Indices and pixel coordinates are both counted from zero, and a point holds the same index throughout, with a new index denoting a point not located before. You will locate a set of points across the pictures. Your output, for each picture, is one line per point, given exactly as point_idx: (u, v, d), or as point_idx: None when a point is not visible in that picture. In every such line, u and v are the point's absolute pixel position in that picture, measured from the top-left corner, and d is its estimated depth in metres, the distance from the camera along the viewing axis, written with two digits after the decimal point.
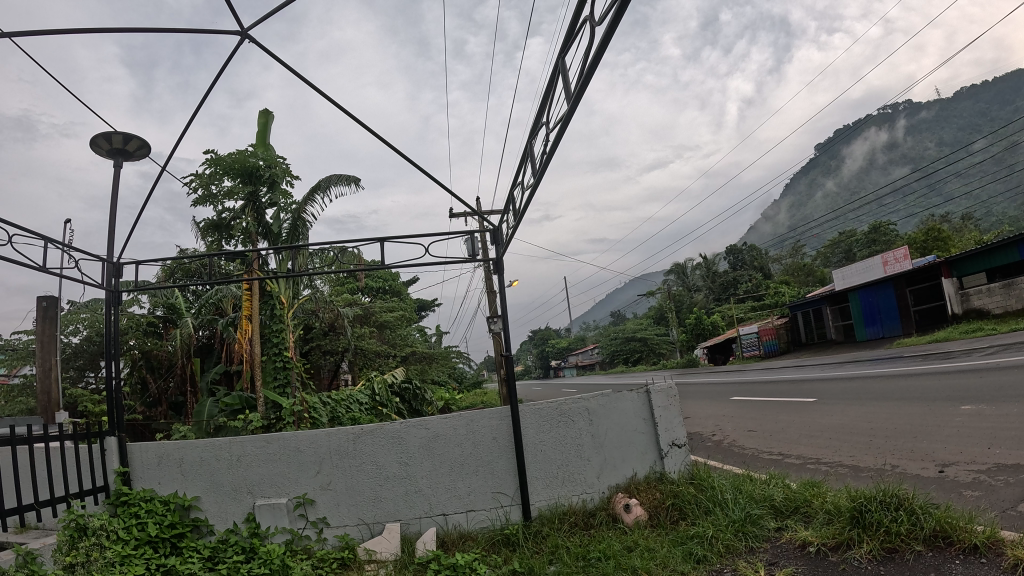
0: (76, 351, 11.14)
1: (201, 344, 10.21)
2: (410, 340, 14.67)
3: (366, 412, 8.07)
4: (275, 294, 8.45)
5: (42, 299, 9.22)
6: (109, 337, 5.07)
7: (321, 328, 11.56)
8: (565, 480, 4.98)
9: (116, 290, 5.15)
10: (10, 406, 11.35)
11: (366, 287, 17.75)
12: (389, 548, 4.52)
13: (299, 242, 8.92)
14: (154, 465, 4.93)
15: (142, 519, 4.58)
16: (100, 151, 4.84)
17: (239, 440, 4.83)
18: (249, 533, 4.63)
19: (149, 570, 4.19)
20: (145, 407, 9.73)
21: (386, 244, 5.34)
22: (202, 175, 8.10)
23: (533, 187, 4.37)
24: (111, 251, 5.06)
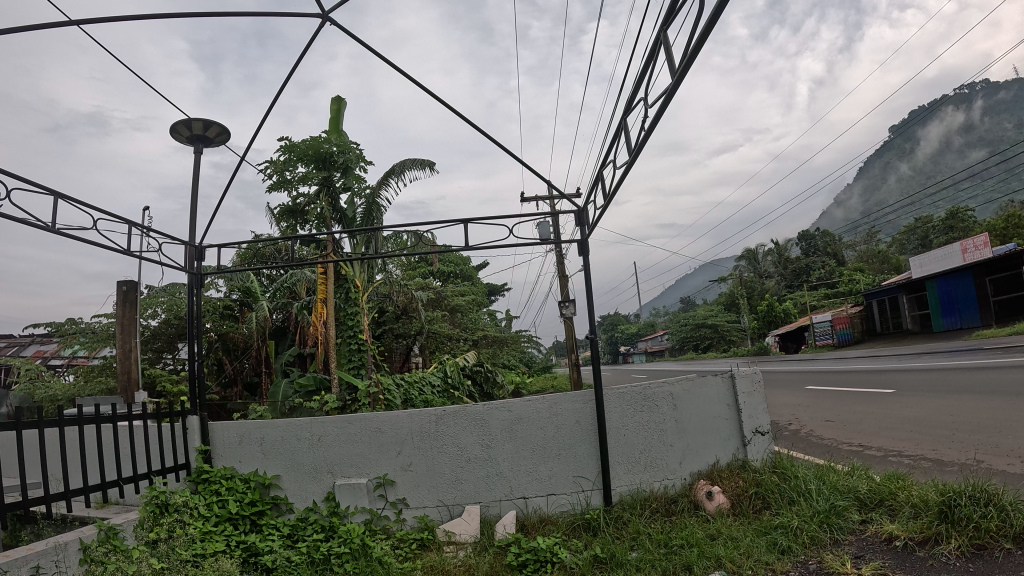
0: (155, 333, 11.51)
1: (276, 327, 10.51)
2: (481, 324, 14.74)
3: (439, 395, 8.19)
4: (350, 277, 8.60)
5: (123, 283, 9.43)
6: (192, 319, 5.23)
7: (394, 312, 11.70)
8: (647, 466, 4.92)
9: (199, 273, 5.28)
10: (92, 386, 11.79)
11: (439, 271, 17.78)
12: (469, 530, 4.54)
13: (374, 225, 9.03)
14: (236, 444, 5.06)
15: (223, 496, 4.70)
16: (182, 137, 4.97)
17: (320, 420, 4.92)
18: (329, 511, 4.72)
19: (229, 547, 4.27)
20: (222, 387, 10.14)
21: (470, 225, 5.32)
22: (277, 161, 8.24)
23: (627, 165, 4.00)
24: (193, 234, 5.17)
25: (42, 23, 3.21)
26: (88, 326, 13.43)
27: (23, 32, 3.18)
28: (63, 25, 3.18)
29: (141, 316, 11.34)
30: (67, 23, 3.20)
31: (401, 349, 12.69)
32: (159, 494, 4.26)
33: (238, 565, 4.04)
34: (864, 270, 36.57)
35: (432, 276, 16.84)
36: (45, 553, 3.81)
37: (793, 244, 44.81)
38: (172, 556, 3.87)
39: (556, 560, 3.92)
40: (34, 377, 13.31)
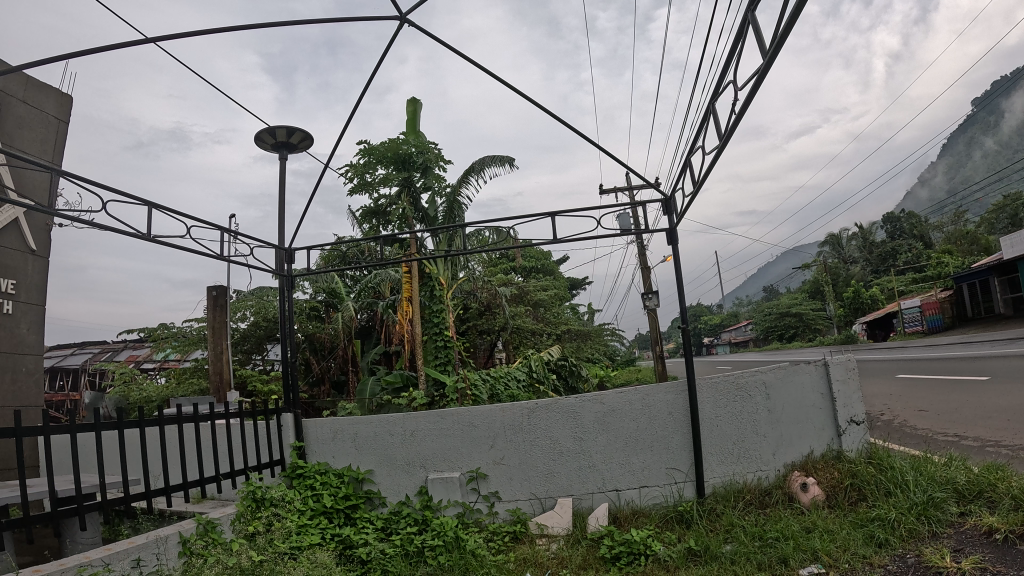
0: (244, 335, 11.92)
1: (362, 326, 10.84)
2: (564, 317, 14.77)
3: (524, 389, 8.28)
4: (434, 275, 8.80)
5: (213, 288, 9.85)
6: (283, 319, 5.41)
7: (477, 308, 11.99)
8: (740, 457, 4.89)
9: (289, 274, 5.46)
10: (185, 387, 12.27)
11: (520, 266, 17.84)
12: (561, 523, 4.71)
13: (456, 222, 9.13)
14: (330, 440, 5.25)
15: (318, 490, 4.87)
16: (267, 144, 5.18)
17: (412, 417, 5.14)
18: (422, 505, 4.92)
19: (325, 540, 4.43)
20: (310, 386, 10.46)
21: (557, 218, 5.45)
22: (357, 164, 8.48)
23: (720, 150, 3.86)
24: (283, 238, 5.37)
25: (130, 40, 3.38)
26: (179, 330, 13.97)
27: (106, 52, 3.35)
28: (141, 43, 3.33)
29: (232, 319, 11.76)
30: (147, 40, 3.35)
31: (484, 345, 12.83)
32: (255, 489, 4.44)
33: (334, 557, 4.21)
34: (955, 252, 35.10)
35: (513, 272, 16.92)
36: (146, 546, 4.04)
37: (877, 228, 43.38)
38: (270, 547, 4.01)
39: (650, 552, 4.03)
40: (128, 380, 13.85)
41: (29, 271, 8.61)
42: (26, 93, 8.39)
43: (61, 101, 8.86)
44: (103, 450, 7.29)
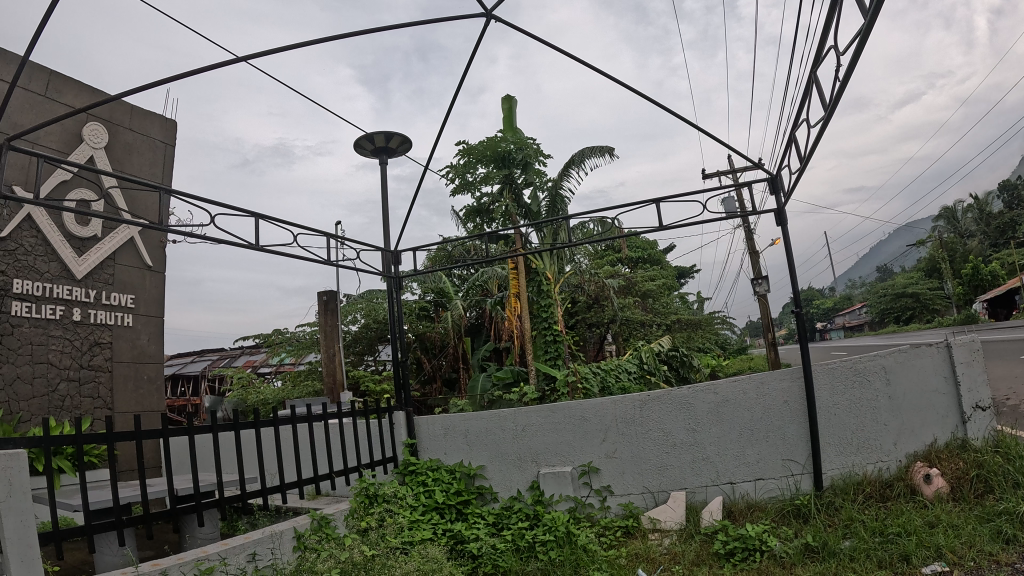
0: (356, 337, 12.32)
1: (471, 324, 11.26)
2: (673, 307, 14.55)
3: (635, 381, 8.88)
4: (542, 271, 9.53)
5: (324, 294, 10.17)
6: (392, 321, 5.94)
7: (586, 302, 12.27)
8: (860, 447, 4.67)
9: (396, 277, 5.94)
10: (300, 389, 12.78)
11: (627, 257, 17.67)
12: (674, 517, 4.74)
13: (556, 213, 10.08)
14: (441, 437, 5.64)
15: (430, 486, 5.25)
16: (366, 151, 5.79)
17: (523, 411, 5.37)
18: (534, 499, 5.14)
19: (437, 535, 4.69)
20: (422, 384, 11.10)
21: (662, 205, 5.64)
22: (459, 165, 9.96)
23: (825, 120, 3.73)
24: (387, 240, 5.90)
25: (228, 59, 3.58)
26: (293, 335, 14.58)
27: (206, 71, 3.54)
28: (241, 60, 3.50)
29: (343, 321, 12.19)
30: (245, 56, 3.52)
31: (594, 339, 12.88)
32: (368, 486, 4.82)
33: (443, 551, 4.41)
34: None
35: (619, 263, 16.80)
36: (261, 541, 4.14)
37: (1000, 199, 40.92)
38: (381, 543, 4.18)
39: (765, 548, 4.05)
40: (246, 384, 14.53)
41: (146, 287, 9.10)
42: (133, 121, 8.90)
43: (166, 125, 9.33)
44: (221, 450, 7.64)
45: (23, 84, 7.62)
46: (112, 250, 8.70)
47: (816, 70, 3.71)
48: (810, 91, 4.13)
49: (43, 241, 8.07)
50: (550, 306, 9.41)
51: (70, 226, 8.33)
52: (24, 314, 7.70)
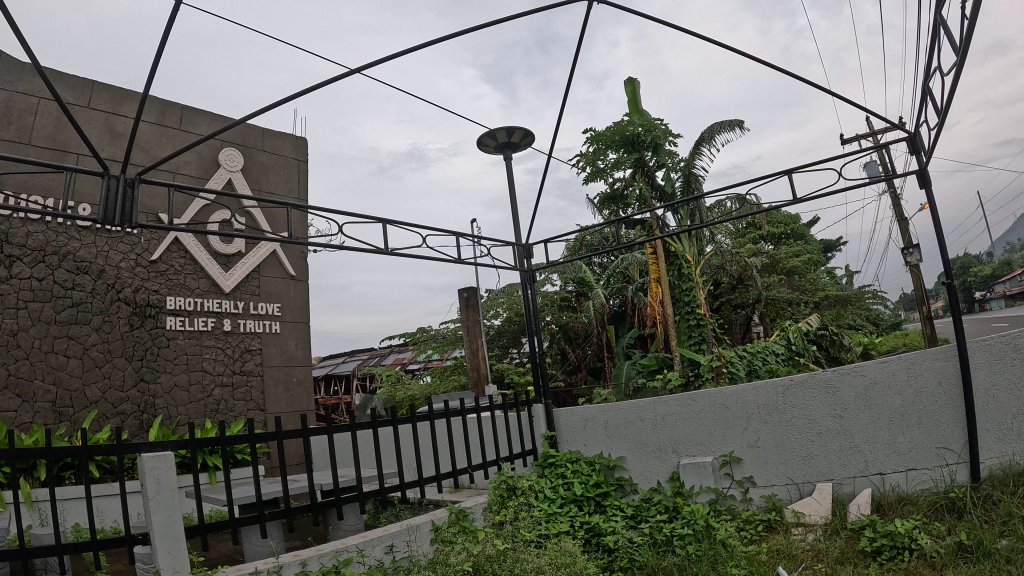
0: (499, 331, 12.46)
1: (614, 312, 11.30)
2: (822, 284, 13.69)
3: (783, 363, 8.48)
4: (681, 254, 9.49)
5: (466, 291, 10.51)
6: (530, 313, 6.09)
7: (729, 283, 11.87)
8: (1020, 432, 4.23)
9: (529, 269, 6.21)
10: (447, 383, 13.10)
11: (770, 234, 16.83)
12: (820, 511, 4.43)
13: (693, 193, 9.87)
14: (581, 428, 5.61)
15: (569, 479, 5.23)
16: (492, 147, 6.20)
17: (663, 400, 5.18)
18: (674, 491, 4.93)
19: (574, 528, 4.76)
20: (567, 374, 11.20)
21: (794, 176, 5.34)
22: (587, 151, 10.38)
23: (958, 65, 3.38)
24: (519, 235, 6.25)
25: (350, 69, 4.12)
26: (437, 332, 14.96)
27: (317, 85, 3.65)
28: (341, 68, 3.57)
29: (485, 316, 12.35)
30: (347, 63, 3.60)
31: (739, 321, 12.37)
32: (508, 479, 4.98)
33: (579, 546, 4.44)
34: None
35: (762, 240, 16.13)
36: (399, 533, 4.23)
37: None
38: (516, 536, 4.28)
39: (916, 546, 3.75)
40: (396, 381, 15.04)
41: (290, 295, 9.53)
42: (264, 142, 9.34)
43: (297, 143, 9.74)
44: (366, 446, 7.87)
45: (155, 121, 8.32)
46: (256, 263, 9.18)
47: (942, 12, 3.37)
48: (940, 35, 3.76)
49: (191, 260, 8.66)
50: (690, 289, 9.34)
51: (214, 245, 8.85)
52: (177, 328, 8.33)
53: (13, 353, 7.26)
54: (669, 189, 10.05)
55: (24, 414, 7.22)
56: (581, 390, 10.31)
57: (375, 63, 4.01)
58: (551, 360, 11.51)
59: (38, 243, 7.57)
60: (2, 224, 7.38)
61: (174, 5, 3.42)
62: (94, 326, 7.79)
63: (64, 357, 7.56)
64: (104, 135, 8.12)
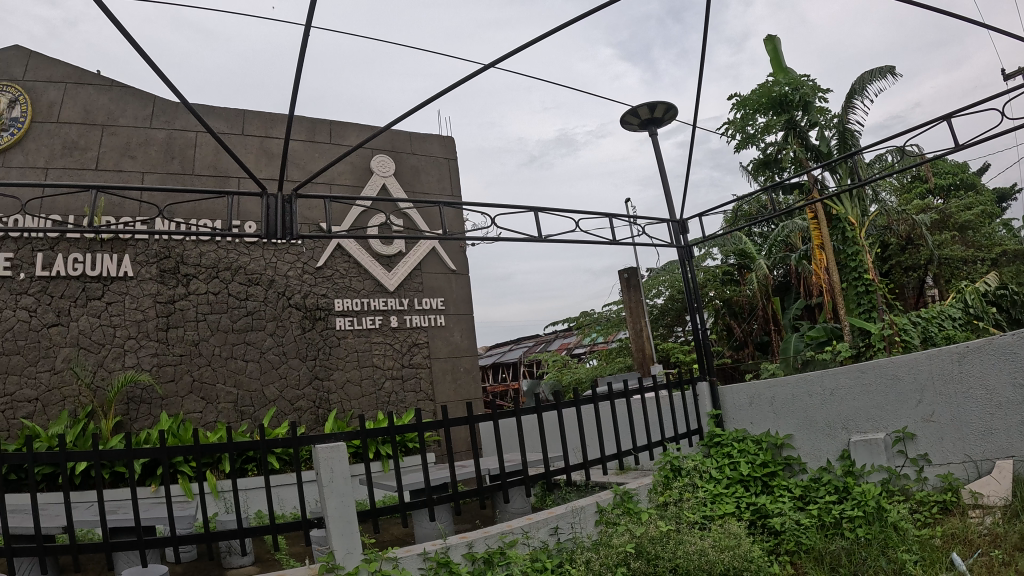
0: (662, 310, 12.32)
1: (779, 282, 10.88)
2: (1002, 237, 12.55)
3: (962, 328, 7.90)
4: (843, 217, 8.95)
5: (625, 272, 10.46)
6: (689, 290, 6.03)
7: (898, 244, 11.14)
8: None
9: (687, 246, 6.19)
10: (613, 365, 13.19)
11: (938, 187, 15.65)
12: (999, 491, 4.01)
13: (850, 149, 9.36)
14: (746, 406, 5.56)
15: (735, 458, 5.24)
16: (637, 124, 6.16)
17: (831, 372, 4.98)
18: (845, 471, 4.75)
19: (740, 509, 4.69)
20: (733, 350, 10.99)
21: (954, 119, 4.91)
22: (736, 118, 10.14)
23: None
24: (674, 212, 6.19)
25: (485, 65, 4.10)
26: (600, 315, 14.88)
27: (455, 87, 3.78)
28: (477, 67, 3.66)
29: (648, 296, 12.27)
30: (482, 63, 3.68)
31: (910, 285, 11.61)
32: (672, 460, 5.01)
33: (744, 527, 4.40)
34: None
35: (930, 194, 15.01)
36: (563, 515, 4.27)
37: None
38: (682, 518, 4.31)
39: None
40: (563, 365, 15.33)
41: (453, 289, 9.81)
42: (414, 146, 9.77)
43: (445, 142, 10.09)
44: (532, 432, 8.07)
45: (305, 138, 8.97)
46: (417, 261, 9.55)
47: None
48: None
49: (355, 263, 9.23)
50: (856, 254, 8.79)
51: (376, 247, 9.34)
52: (347, 327, 8.96)
53: (197, 361, 8.18)
54: (824, 148, 9.50)
55: (210, 413, 8.08)
56: (749, 364, 10.12)
57: (510, 57, 4.09)
58: (716, 336, 11.32)
59: (210, 262, 8.49)
60: (178, 248, 8.40)
61: (305, 32, 3.70)
62: (269, 332, 8.58)
63: (243, 361, 8.39)
64: (265, 157, 8.91)
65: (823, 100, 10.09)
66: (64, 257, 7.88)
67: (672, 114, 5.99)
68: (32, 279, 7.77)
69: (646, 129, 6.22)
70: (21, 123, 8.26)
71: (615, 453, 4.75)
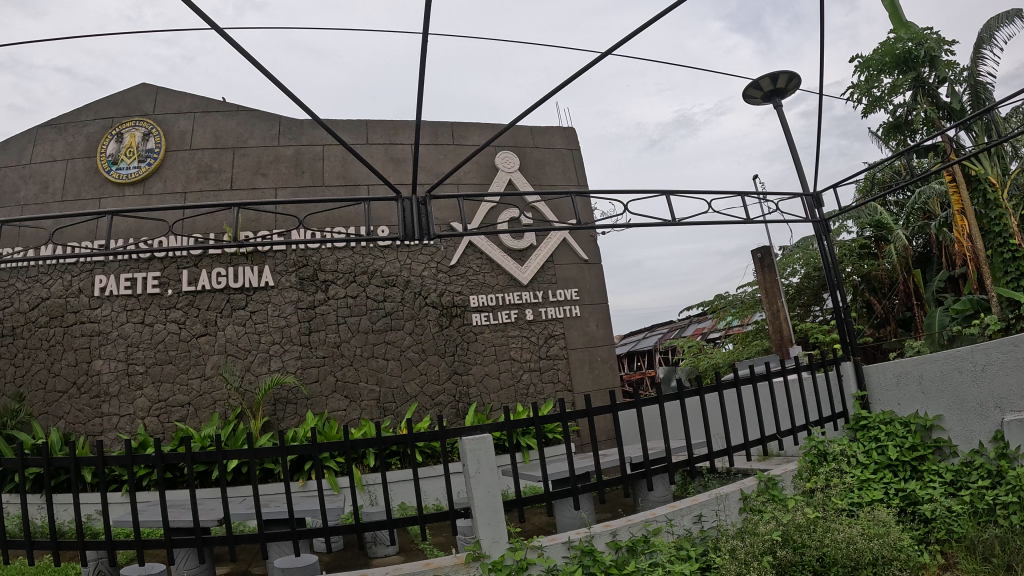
0: (798, 289, 11.63)
1: (919, 254, 10.27)
2: None
3: None
4: (983, 177, 8.36)
5: (756, 252, 9.81)
6: (829, 266, 5.86)
7: None
8: None
9: (823, 220, 5.92)
10: (750, 348, 11.90)
11: None
12: None
13: (984, 104, 8.76)
14: (893, 386, 5.22)
15: (883, 442, 4.99)
16: (760, 98, 5.91)
17: (980, 348, 4.54)
18: (998, 454, 4.37)
19: (888, 495, 4.49)
20: (874, 328, 10.51)
21: None
22: (859, 81, 9.69)
23: None
24: (806, 185, 5.95)
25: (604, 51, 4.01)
26: (736, 296, 13.61)
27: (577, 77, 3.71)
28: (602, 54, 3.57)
29: (781, 275, 11.67)
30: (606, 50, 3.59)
31: None
32: (818, 445, 4.82)
33: (895, 514, 4.23)
34: None
35: None
36: (707, 503, 4.15)
37: None
38: (830, 504, 4.18)
39: None
40: (698, 352, 14.09)
41: (586, 279, 9.55)
42: (536, 139, 9.83)
43: (567, 133, 10.04)
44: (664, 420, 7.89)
45: (431, 141, 9.25)
46: (549, 253, 9.42)
47: None
48: None
49: (488, 259, 9.26)
50: (1000, 218, 8.23)
51: (507, 242, 9.33)
52: (483, 323, 9.03)
53: (338, 362, 8.56)
54: (956, 105, 8.94)
55: (353, 411, 8.42)
56: (890, 344, 9.63)
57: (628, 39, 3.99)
58: (857, 314, 10.93)
59: (347, 267, 8.85)
60: (315, 256, 8.81)
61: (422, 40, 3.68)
62: (406, 330, 8.83)
63: (383, 360, 8.68)
64: (390, 163, 9.15)
65: (950, 52, 9.51)
66: (208, 271, 8.55)
67: (796, 85, 5.71)
68: (179, 294, 8.49)
69: (769, 102, 5.98)
70: (156, 153, 8.96)
71: (758, 439, 4.58)
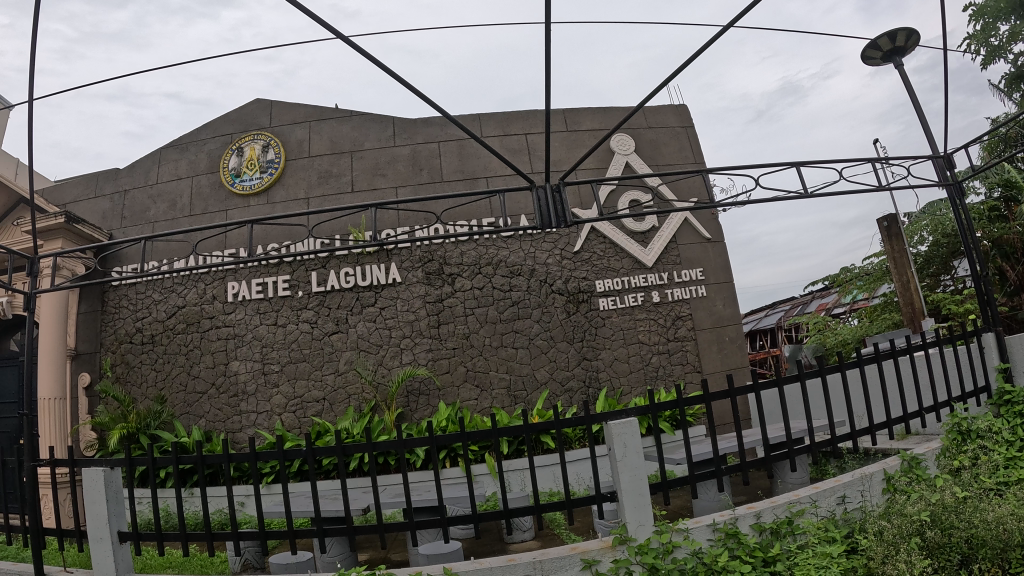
0: (927, 258, 10.98)
1: None
2: None
3: None
4: None
5: (885, 220, 9.28)
6: (962, 228, 5.54)
7: None
8: None
9: (955, 181, 5.59)
10: (878, 323, 11.24)
11: None
12: None
13: None
14: None
15: None
16: (879, 58, 5.62)
17: None
18: None
19: None
20: (1008, 297, 9.81)
21: None
22: (975, 31, 9.11)
23: None
24: (936, 147, 5.61)
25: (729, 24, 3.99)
26: (862, 269, 12.94)
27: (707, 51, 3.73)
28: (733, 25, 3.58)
29: (909, 244, 10.97)
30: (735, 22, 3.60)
31: None
32: (961, 421, 4.61)
33: None
34: None
35: None
36: (851, 483, 4.00)
37: None
38: (975, 484, 3.96)
39: None
40: (822, 328, 13.36)
41: (711, 258, 9.37)
42: (649, 120, 9.71)
43: (680, 111, 9.85)
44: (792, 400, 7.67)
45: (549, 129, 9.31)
46: (672, 234, 9.30)
47: None
48: None
49: (611, 243, 9.23)
50: None
51: (630, 225, 9.25)
52: (611, 307, 9.00)
53: (469, 353, 8.73)
54: None
55: (485, 399, 8.58)
56: None
57: None
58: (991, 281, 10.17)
59: (472, 259, 9.02)
60: (440, 251, 9.04)
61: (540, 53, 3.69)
62: (535, 318, 8.89)
63: (512, 348, 8.79)
64: (505, 155, 9.23)
65: None
66: (337, 272, 8.89)
67: (916, 41, 5.39)
68: (309, 295, 8.86)
69: (889, 62, 5.67)
70: (277, 163, 9.33)
71: (900, 416, 4.35)
